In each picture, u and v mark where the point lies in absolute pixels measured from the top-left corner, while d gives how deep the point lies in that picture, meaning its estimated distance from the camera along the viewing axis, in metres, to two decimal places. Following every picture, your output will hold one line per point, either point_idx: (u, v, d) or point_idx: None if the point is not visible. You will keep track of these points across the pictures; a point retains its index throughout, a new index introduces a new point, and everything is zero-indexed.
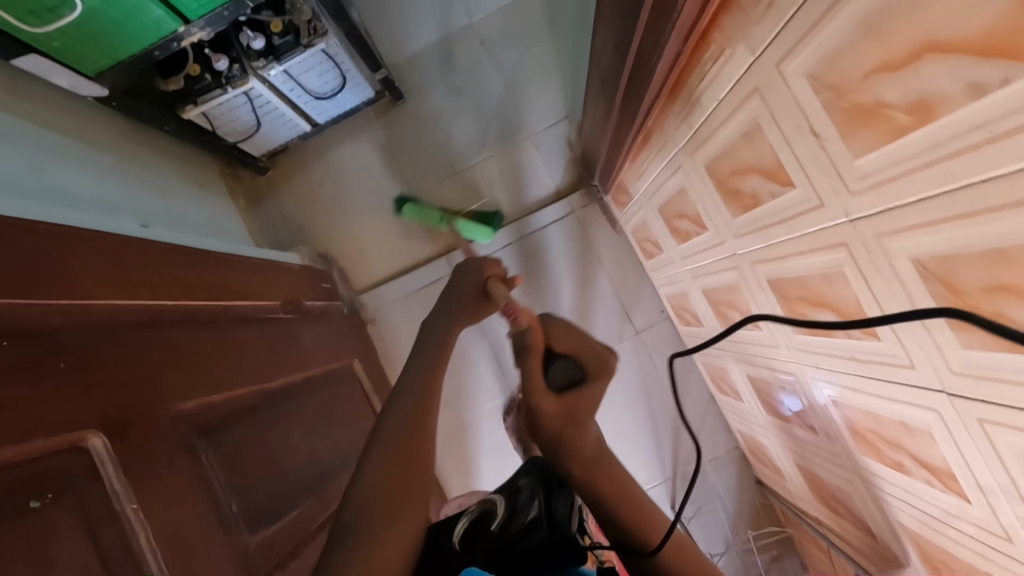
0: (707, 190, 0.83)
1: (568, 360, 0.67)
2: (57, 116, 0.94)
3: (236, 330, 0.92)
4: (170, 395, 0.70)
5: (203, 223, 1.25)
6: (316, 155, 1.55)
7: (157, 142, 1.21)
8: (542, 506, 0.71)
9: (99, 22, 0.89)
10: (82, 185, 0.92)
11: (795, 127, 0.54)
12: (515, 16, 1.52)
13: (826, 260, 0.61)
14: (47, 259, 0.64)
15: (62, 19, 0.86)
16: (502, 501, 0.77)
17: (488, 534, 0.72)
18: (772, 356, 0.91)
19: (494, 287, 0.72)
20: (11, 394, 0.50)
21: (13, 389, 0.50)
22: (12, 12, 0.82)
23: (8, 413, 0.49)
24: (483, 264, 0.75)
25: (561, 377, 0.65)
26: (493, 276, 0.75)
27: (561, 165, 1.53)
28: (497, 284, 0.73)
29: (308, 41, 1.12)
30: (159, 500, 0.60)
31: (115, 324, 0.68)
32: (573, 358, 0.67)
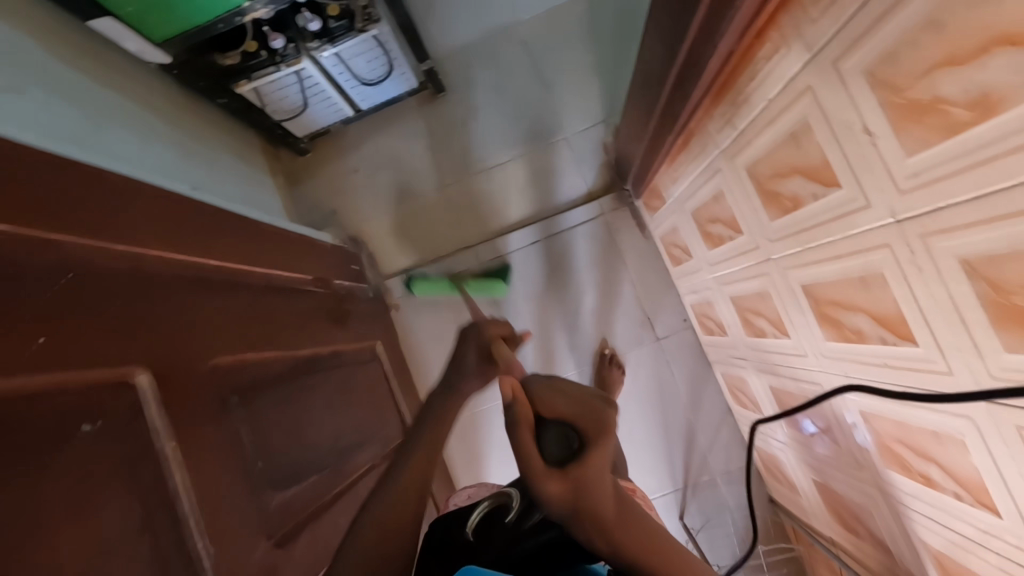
0: (745, 194, 0.84)
1: (559, 427, 0.56)
2: (119, 79, 0.98)
3: (271, 297, 0.95)
4: (211, 346, 0.72)
5: (245, 195, 1.29)
6: (355, 141, 1.59)
7: (207, 114, 1.26)
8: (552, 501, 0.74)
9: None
10: (138, 146, 0.96)
11: (846, 125, 0.55)
12: (560, 19, 1.55)
13: (866, 263, 0.61)
14: (107, 206, 0.67)
15: None
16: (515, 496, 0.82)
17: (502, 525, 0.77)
18: (798, 366, 0.90)
19: (498, 350, 0.78)
20: (71, 321, 0.53)
21: (72, 317, 0.53)
22: None
23: (67, 338, 0.52)
24: (487, 327, 0.82)
25: (557, 449, 0.54)
26: (496, 339, 0.81)
27: (594, 167, 1.54)
28: (501, 348, 0.78)
29: (362, 26, 1.15)
30: (195, 443, 0.62)
31: (165, 273, 0.70)
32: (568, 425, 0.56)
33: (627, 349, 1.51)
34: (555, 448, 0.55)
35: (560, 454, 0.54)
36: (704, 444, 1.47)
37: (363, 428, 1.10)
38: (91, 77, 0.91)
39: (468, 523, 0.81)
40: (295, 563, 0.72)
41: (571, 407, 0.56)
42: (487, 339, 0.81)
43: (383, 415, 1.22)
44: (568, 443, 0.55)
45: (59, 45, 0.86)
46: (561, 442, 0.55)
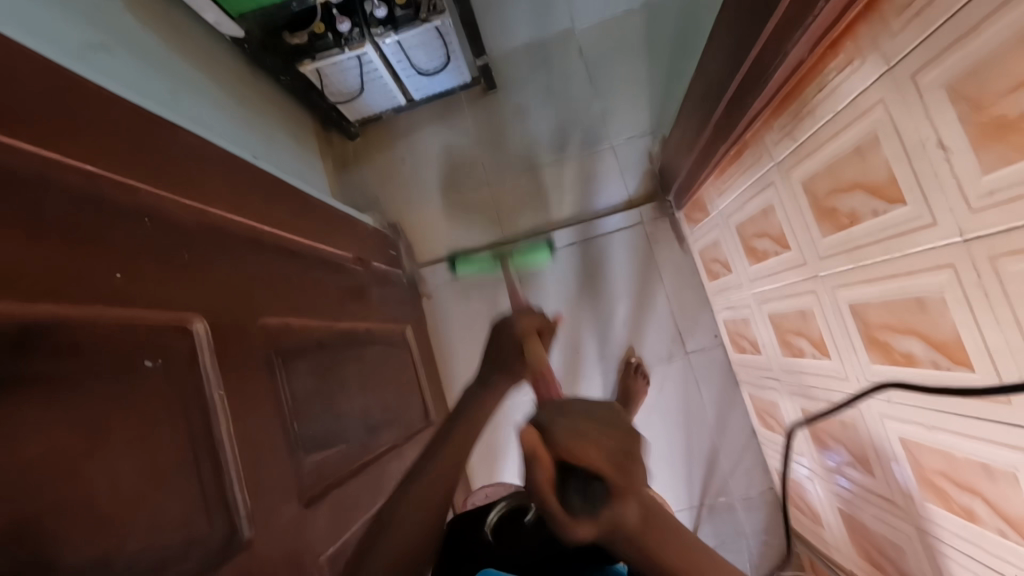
0: (799, 210, 0.82)
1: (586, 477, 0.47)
2: (192, 47, 1.03)
3: (317, 270, 0.98)
4: (261, 306, 0.75)
5: (296, 171, 1.33)
6: (404, 130, 1.62)
7: (268, 90, 1.30)
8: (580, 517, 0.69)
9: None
10: (206, 113, 1.00)
11: (918, 140, 0.54)
12: (616, 27, 1.56)
13: (925, 284, 0.59)
14: (179, 163, 0.71)
15: None
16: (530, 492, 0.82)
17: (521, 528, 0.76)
18: (836, 388, 0.88)
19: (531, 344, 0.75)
20: (139, 262, 0.55)
21: (142, 258, 0.56)
22: None
23: (137, 278, 0.54)
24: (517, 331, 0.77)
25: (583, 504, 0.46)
26: (528, 330, 0.78)
27: (637, 175, 1.53)
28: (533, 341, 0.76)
29: (426, 16, 1.18)
30: (239, 396, 0.64)
31: (225, 231, 0.73)
32: (597, 476, 0.46)
33: (655, 360, 1.49)
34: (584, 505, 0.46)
35: (587, 511, 0.46)
36: (726, 466, 1.44)
37: (390, 407, 1.11)
38: (169, 45, 0.96)
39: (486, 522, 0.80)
40: (321, 528, 0.73)
41: (599, 454, 0.46)
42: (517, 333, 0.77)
43: (409, 399, 1.23)
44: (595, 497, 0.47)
45: (144, 10, 0.91)
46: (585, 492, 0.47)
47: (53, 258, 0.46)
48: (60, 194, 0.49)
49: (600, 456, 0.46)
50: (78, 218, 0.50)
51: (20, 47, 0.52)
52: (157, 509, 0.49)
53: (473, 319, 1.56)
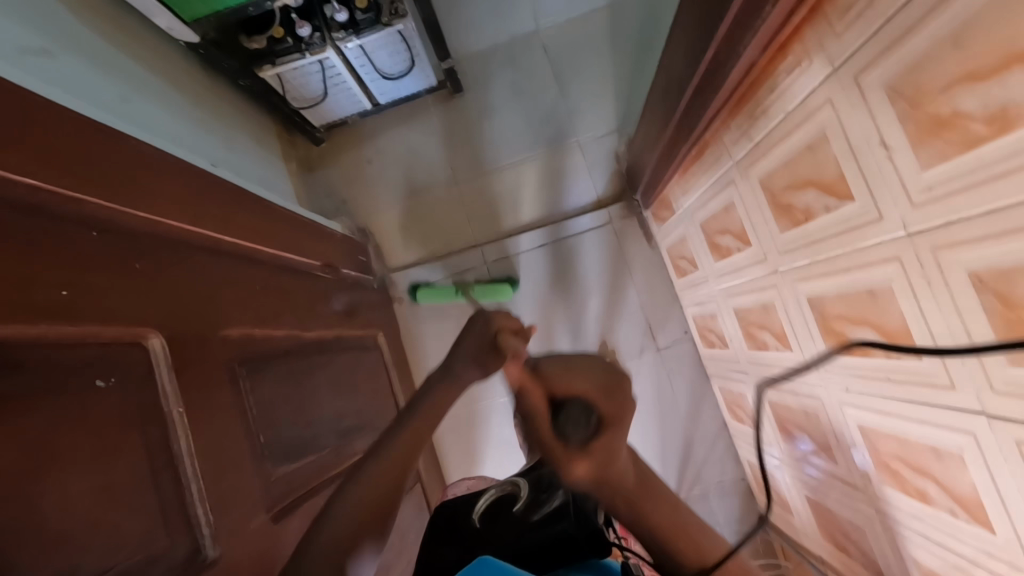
0: (758, 206, 0.85)
1: (578, 404, 0.52)
2: (144, 52, 0.99)
3: (283, 277, 0.96)
4: (222, 317, 0.73)
5: (260, 177, 1.30)
6: (370, 133, 1.60)
7: (227, 95, 1.27)
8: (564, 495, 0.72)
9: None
10: (161, 120, 0.97)
11: (864, 139, 0.56)
12: (580, 29, 1.58)
13: (874, 276, 0.62)
14: (131, 173, 0.68)
15: None
16: (524, 486, 0.80)
17: (508, 515, 0.76)
18: (799, 379, 0.91)
19: (505, 339, 0.64)
20: (87, 276, 0.53)
21: (90, 272, 0.54)
22: None
23: (86, 292, 0.52)
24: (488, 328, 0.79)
25: (574, 429, 0.50)
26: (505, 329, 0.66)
27: (605, 175, 1.55)
28: (508, 337, 0.65)
29: (388, 20, 1.17)
30: (201, 411, 0.62)
31: (182, 242, 0.71)
32: (581, 401, 0.52)
33: (628, 357, 1.51)
34: (579, 426, 0.50)
35: (578, 438, 0.50)
36: (700, 457, 1.47)
37: (364, 414, 1.10)
38: (120, 49, 0.93)
39: (474, 509, 0.80)
40: (292, 541, 0.71)
41: (586, 382, 0.52)
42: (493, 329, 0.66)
43: (382, 405, 1.21)
44: (584, 424, 0.50)
45: (90, 14, 0.88)
46: (575, 425, 0.51)
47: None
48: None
49: (586, 384, 0.52)
50: (19, 233, 0.48)
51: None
52: (116, 530, 0.48)
53: (446, 321, 1.56)
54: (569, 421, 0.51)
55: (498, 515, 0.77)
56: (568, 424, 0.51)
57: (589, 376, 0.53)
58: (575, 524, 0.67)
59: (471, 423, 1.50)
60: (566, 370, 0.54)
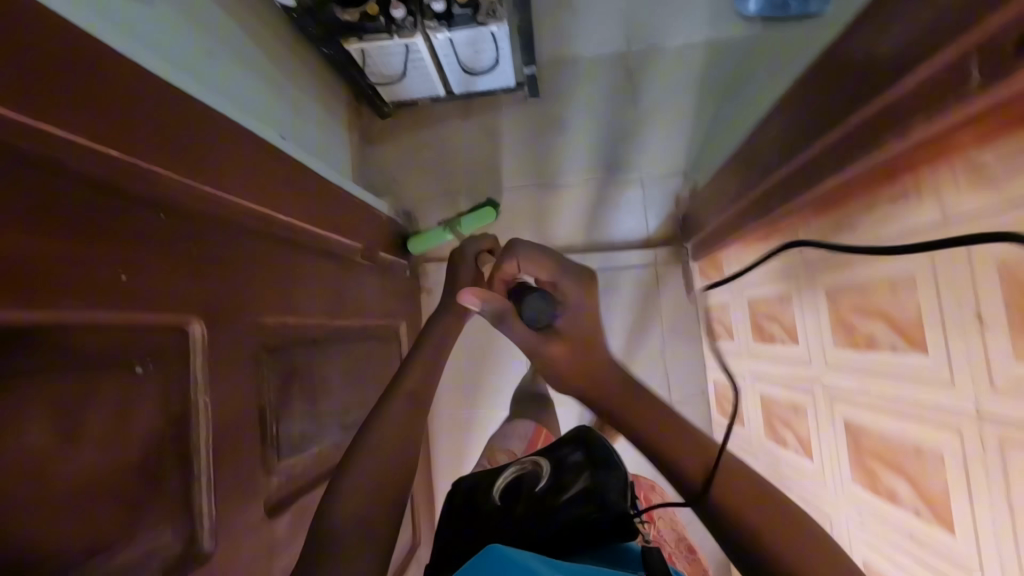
0: (816, 311, 0.82)
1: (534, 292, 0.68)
2: (239, 6, 0.99)
3: (324, 264, 0.96)
4: (260, 304, 0.73)
5: (321, 145, 1.30)
6: (437, 118, 1.59)
7: (309, 57, 1.26)
8: (587, 479, 0.74)
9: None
10: (242, 80, 0.97)
11: (956, 301, 0.53)
12: (673, 61, 1.53)
13: (926, 434, 0.59)
14: (203, 148, 0.68)
15: None
16: (547, 467, 0.81)
17: (530, 493, 0.77)
18: (810, 488, 0.89)
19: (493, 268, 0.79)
20: (144, 260, 0.54)
21: (147, 255, 0.54)
22: None
23: (141, 277, 0.53)
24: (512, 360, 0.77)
25: (536, 310, 0.68)
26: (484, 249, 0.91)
27: (660, 216, 1.52)
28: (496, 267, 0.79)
29: (483, 20, 1.14)
30: (226, 397, 0.64)
31: (238, 222, 0.72)
32: (539, 291, 0.68)
33: None
34: (545, 313, 0.68)
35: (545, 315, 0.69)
36: None
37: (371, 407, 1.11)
38: (217, 2, 0.92)
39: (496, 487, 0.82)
40: (280, 535, 0.73)
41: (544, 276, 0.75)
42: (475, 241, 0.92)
43: None
44: (543, 308, 0.69)
45: None
46: (538, 311, 0.68)
47: (59, 257, 0.45)
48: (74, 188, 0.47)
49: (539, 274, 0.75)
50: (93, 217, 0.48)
51: (54, 16, 0.49)
52: (123, 518, 0.49)
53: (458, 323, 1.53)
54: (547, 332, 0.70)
55: (517, 496, 0.78)
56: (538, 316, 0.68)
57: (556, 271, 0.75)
58: (603, 511, 0.68)
59: (466, 429, 1.50)
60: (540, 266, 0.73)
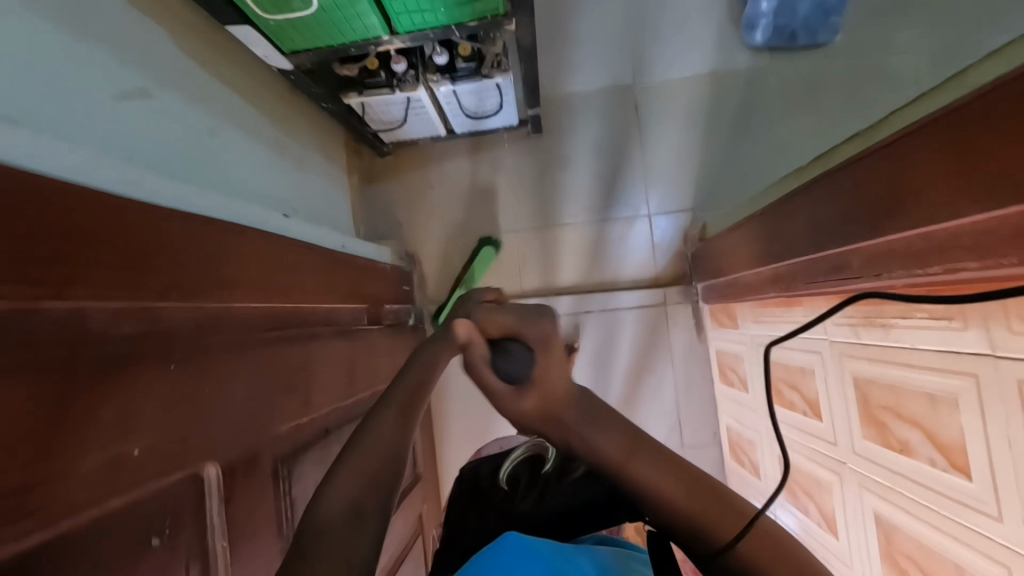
0: (843, 396, 0.80)
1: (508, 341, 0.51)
2: (235, 76, 0.95)
3: (330, 344, 0.92)
4: (272, 415, 0.71)
5: (320, 199, 1.26)
6: (438, 156, 1.55)
7: (306, 110, 1.22)
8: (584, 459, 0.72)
9: (321, 20, 0.87)
10: (240, 152, 0.93)
11: (1004, 439, 0.51)
12: (678, 95, 1.49)
13: (970, 559, 0.58)
14: (206, 262, 0.64)
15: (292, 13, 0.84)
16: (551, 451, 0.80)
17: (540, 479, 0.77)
18: (837, 567, 0.88)
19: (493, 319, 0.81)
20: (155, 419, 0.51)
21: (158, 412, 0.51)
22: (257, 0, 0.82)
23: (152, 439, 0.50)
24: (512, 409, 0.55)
25: (513, 365, 0.49)
26: None
27: (668, 254, 1.49)
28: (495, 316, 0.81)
29: (489, 72, 1.09)
30: (239, 531, 0.61)
31: (245, 334, 0.69)
32: (514, 338, 0.51)
33: None
34: (525, 365, 0.49)
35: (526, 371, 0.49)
36: None
37: None
38: (210, 75, 0.88)
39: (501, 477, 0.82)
40: None
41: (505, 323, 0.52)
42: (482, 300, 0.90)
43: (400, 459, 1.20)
44: (518, 354, 0.49)
45: (188, 41, 0.83)
46: (510, 361, 0.50)
47: (53, 457, 0.41)
48: (67, 370, 0.44)
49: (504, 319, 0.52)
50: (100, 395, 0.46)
51: (28, 175, 0.46)
52: None
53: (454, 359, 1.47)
54: (528, 399, 0.46)
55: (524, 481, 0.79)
56: (510, 367, 0.49)
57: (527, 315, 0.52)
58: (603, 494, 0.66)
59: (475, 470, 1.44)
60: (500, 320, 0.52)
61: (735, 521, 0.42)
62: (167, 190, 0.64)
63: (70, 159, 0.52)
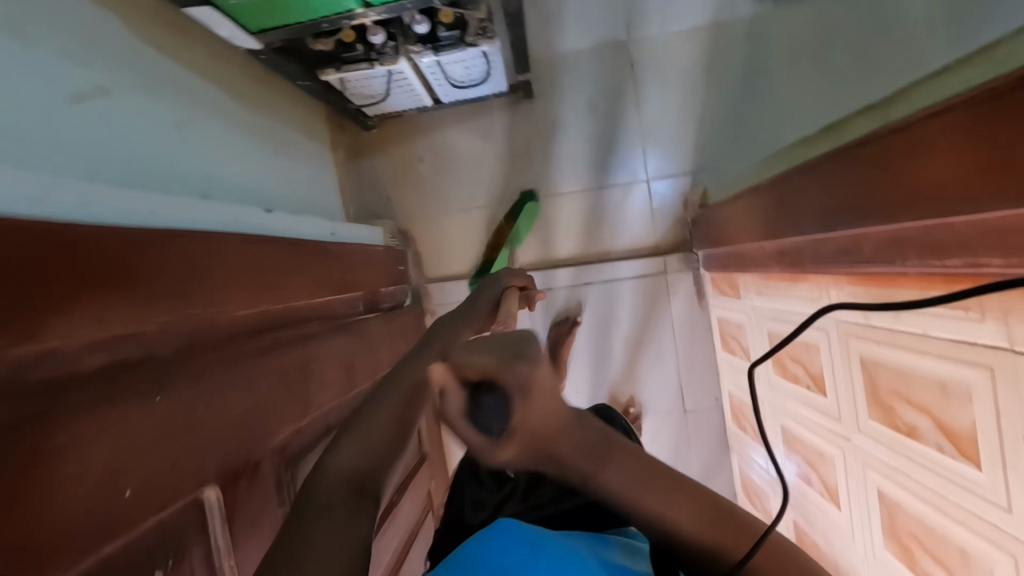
0: (848, 375, 0.79)
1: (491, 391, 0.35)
2: (201, 61, 0.88)
3: (326, 340, 0.91)
4: (271, 424, 0.70)
5: (305, 183, 1.21)
6: (426, 127, 1.48)
7: (282, 88, 1.15)
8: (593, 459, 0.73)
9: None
10: (216, 146, 0.88)
11: (1016, 434, 0.50)
12: (677, 51, 1.40)
13: (976, 544, 0.58)
14: (189, 278, 0.62)
15: None
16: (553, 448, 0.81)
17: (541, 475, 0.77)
18: (839, 536, 0.89)
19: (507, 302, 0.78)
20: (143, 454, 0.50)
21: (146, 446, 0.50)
22: None
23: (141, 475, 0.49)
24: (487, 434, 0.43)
25: (495, 420, 0.35)
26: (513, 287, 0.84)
27: (668, 220, 1.45)
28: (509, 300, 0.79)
29: (473, 40, 1.02)
30: (245, 545, 0.61)
31: (235, 346, 0.67)
32: (497, 384, 0.35)
33: (652, 410, 1.48)
34: (504, 418, 0.35)
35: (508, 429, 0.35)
36: None
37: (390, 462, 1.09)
38: (175, 63, 0.82)
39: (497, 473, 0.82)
40: None
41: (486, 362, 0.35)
42: (502, 289, 0.84)
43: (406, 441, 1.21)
44: (494, 403, 0.35)
45: (145, 28, 0.76)
46: (482, 409, 0.35)
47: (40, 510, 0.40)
48: (44, 425, 0.42)
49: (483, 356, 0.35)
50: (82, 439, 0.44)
51: None
52: None
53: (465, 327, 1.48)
54: (508, 454, 0.36)
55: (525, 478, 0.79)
56: (482, 419, 0.35)
57: (506, 347, 0.36)
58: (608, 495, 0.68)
59: None
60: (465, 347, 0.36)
61: (744, 539, 0.40)
62: (133, 206, 0.61)
63: (21, 190, 0.48)
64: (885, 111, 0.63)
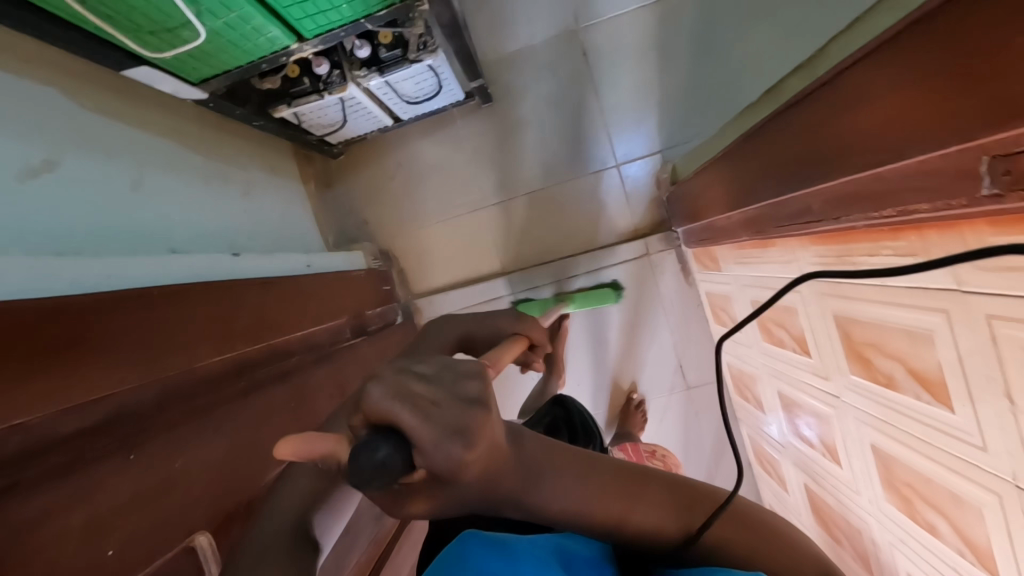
0: (827, 333, 0.79)
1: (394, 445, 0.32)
2: (152, 119, 0.91)
3: (311, 373, 0.92)
4: (260, 465, 0.71)
5: (274, 220, 1.23)
6: (392, 146, 1.49)
7: (238, 131, 1.17)
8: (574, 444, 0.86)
9: (218, 42, 0.85)
10: (177, 199, 0.90)
11: (981, 373, 0.50)
12: (627, 33, 1.40)
13: (965, 487, 0.57)
14: (156, 335, 0.63)
15: (186, 44, 0.83)
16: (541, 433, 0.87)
17: None
18: (848, 496, 0.89)
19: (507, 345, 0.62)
20: (114, 510, 0.51)
21: (116, 501, 0.51)
22: (136, 37, 0.78)
23: (116, 534, 0.51)
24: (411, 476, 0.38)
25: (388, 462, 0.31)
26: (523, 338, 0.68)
27: (644, 202, 1.45)
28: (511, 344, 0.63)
29: (416, 56, 1.03)
30: None
31: (213, 393, 0.69)
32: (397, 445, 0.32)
33: (655, 392, 1.49)
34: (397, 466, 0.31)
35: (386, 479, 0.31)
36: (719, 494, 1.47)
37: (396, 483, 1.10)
38: (125, 125, 0.84)
39: None
40: None
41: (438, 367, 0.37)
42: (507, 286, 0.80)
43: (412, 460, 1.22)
44: (388, 458, 0.30)
45: (87, 94, 0.78)
46: (370, 454, 0.30)
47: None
48: (17, 497, 0.44)
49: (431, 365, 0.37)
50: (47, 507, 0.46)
51: None
52: None
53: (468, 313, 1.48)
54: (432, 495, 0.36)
55: None
56: (372, 470, 0.30)
57: (447, 422, 0.33)
58: None
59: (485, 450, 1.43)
60: (390, 397, 0.33)
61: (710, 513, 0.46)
62: (90, 274, 0.63)
63: None
64: (815, 70, 0.63)
